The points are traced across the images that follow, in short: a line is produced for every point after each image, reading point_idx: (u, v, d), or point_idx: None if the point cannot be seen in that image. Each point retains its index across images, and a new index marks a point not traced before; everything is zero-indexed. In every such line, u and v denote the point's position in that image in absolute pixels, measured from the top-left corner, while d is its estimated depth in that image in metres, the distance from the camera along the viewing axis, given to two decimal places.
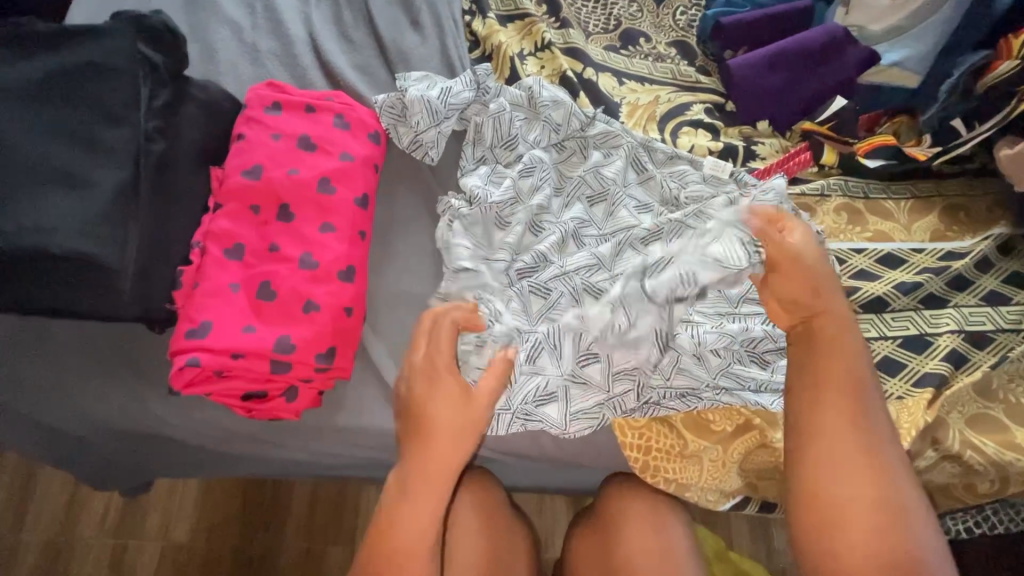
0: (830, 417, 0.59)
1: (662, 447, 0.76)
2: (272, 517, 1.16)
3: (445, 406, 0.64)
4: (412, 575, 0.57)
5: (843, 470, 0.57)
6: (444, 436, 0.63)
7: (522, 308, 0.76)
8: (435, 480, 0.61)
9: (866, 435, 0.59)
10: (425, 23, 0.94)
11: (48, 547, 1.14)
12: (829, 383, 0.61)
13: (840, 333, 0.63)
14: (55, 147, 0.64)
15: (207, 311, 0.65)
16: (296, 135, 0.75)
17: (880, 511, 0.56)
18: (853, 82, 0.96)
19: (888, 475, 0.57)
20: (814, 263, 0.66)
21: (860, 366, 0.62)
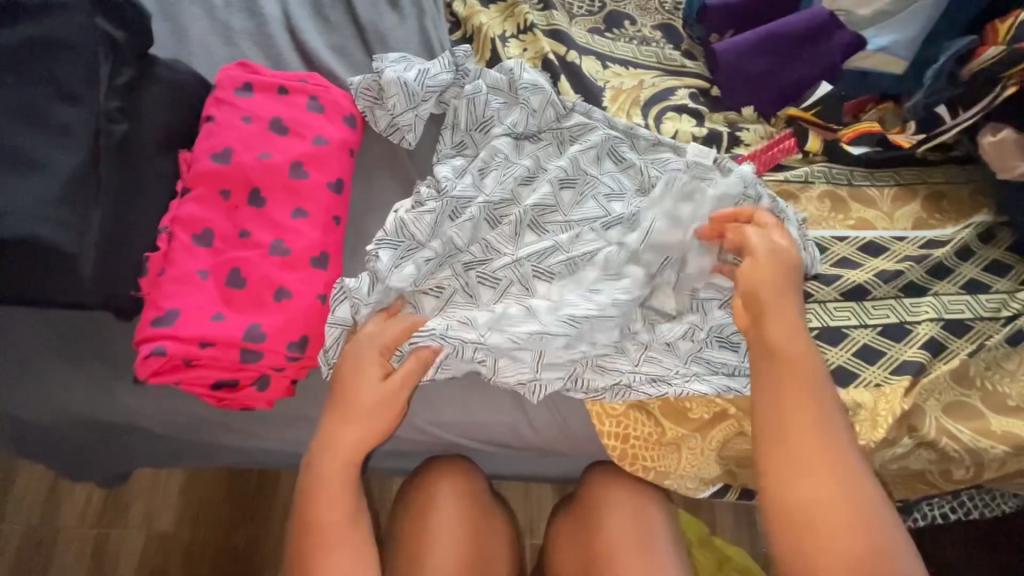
0: (786, 416, 0.62)
1: (640, 435, 0.76)
2: (257, 505, 1.15)
3: (363, 392, 0.67)
4: (333, 542, 0.64)
5: (801, 468, 0.60)
6: (353, 425, 0.67)
7: (468, 296, 0.75)
8: (342, 460, 0.66)
9: (825, 434, 0.61)
10: (405, 3, 0.91)
11: (29, 537, 1.12)
12: (785, 383, 0.64)
13: (788, 328, 0.67)
14: (7, 127, 0.61)
15: (175, 299, 0.63)
16: (268, 118, 0.73)
17: (839, 505, 0.58)
18: (839, 68, 0.94)
19: (849, 473, 0.60)
20: (779, 262, 0.70)
21: (812, 362, 0.65)
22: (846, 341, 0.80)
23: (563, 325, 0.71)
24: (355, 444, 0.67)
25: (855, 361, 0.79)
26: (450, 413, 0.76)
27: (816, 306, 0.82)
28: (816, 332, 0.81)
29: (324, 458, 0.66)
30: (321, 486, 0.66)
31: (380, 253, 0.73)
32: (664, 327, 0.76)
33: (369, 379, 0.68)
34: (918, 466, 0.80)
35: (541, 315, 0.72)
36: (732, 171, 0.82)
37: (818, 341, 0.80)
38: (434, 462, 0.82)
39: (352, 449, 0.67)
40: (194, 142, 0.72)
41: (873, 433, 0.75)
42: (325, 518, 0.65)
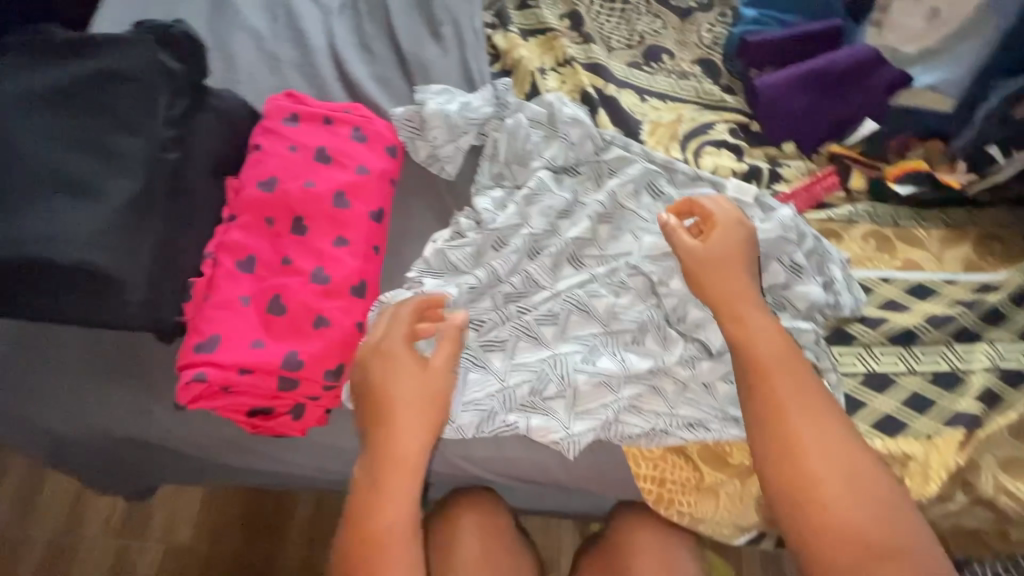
0: (779, 401, 0.61)
1: (677, 480, 0.73)
2: (275, 522, 1.14)
3: (403, 385, 0.64)
4: (393, 558, 0.58)
5: (802, 457, 0.58)
6: (407, 424, 0.63)
7: (533, 339, 0.74)
8: (397, 467, 0.62)
9: (813, 417, 0.60)
10: (447, 36, 0.93)
11: (53, 544, 1.13)
12: (768, 373, 0.62)
13: (749, 317, 0.66)
14: (67, 154, 0.62)
15: (216, 324, 0.64)
16: (313, 147, 0.74)
17: (848, 487, 0.57)
18: (884, 105, 0.93)
19: (846, 453, 0.58)
20: (734, 252, 0.70)
21: (778, 347, 0.64)
22: (894, 389, 0.77)
23: (592, 379, 0.72)
24: (413, 448, 0.63)
25: (904, 411, 0.76)
26: (481, 449, 0.74)
27: (861, 350, 0.79)
28: (861, 378, 0.78)
29: (382, 467, 0.62)
30: (377, 496, 0.61)
31: (423, 281, 0.76)
32: (705, 366, 0.73)
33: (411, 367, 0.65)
34: (972, 524, 0.76)
35: (552, 342, 0.74)
36: (773, 208, 0.82)
37: (863, 388, 0.77)
38: (458, 493, 0.81)
39: (413, 453, 0.62)
40: (242, 170, 0.74)
41: (925, 488, 0.72)
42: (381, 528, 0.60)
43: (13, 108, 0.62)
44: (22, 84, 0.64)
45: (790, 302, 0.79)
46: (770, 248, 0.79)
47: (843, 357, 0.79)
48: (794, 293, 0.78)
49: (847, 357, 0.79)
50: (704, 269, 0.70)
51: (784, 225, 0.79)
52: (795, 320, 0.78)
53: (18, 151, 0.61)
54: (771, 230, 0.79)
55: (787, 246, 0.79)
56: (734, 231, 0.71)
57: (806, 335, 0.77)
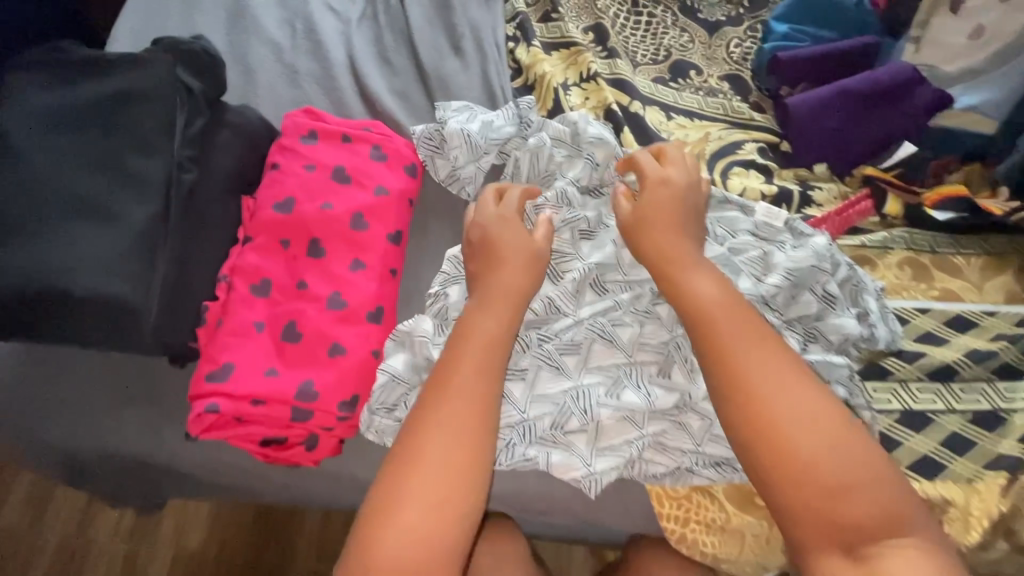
0: (733, 354, 0.57)
1: (703, 520, 0.70)
2: (282, 533, 1.13)
3: (512, 242, 0.69)
4: (433, 441, 0.57)
5: (766, 411, 0.54)
6: (510, 275, 0.67)
7: (554, 369, 0.71)
8: (475, 341, 0.62)
9: (768, 364, 0.56)
10: (468, 50, 0.91)
11: (62, 549, 1.12)
12: (717, 329, 0.58)
13: (690, 273, 0.63)
14: (82, 177, 0.60)
15: (230, 352, 0.62)
16: (331, 167, 0.72)
17: (810, 437, 0.53)
18: (921, 127, 0.89)
19: (805, 395, 0.55)
20: (676, 206, 0.68)
21: (722, 295, 0.61)
22: (932, 428, 0.73)
23: (616, 414, 0.69)
24: (513, 297, 0.66)
25: (943, 452, 0.72)
26: (499, 482, 0.71)
27: (897, 386, 0.76)
28: (896, 415, 0.74)
29: (461, 339, 0.63)
30: (453, 368, 0.61)
31: (448, 293, 0.72)
32: None
33: (484, 332, 0.63)
34: (1013, 571, 0.72)
35: (574, 372, 0.72)
36: (805, 234, 0.80)
37: (899, 426, 0.74)
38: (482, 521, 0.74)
39: (496, 331, 0.63)
40: (258, 189, 0.72)
41: (966, 536, 0.69)
42: (434, 517, 0.54)
43: (29, 129, 0.61)
44: (38, 103, 0.62)
45: (823, 334, 0.75)
46: (804, 276, 0.76)
47: (878, 393, 0.75)
48: (827, 325, 0.75)
49: (882, 393, 0.75)
50: (648, 226, 0.67)
51: (818, 253, 0.77)
52: (826, 353, 0.75)
53: (32, 173, 0.59)
54: (804, 259, 0.76)
55: (820, 276, 0.76)
56: (673, 178, 0.69)
57: (840, 372, 0.73)
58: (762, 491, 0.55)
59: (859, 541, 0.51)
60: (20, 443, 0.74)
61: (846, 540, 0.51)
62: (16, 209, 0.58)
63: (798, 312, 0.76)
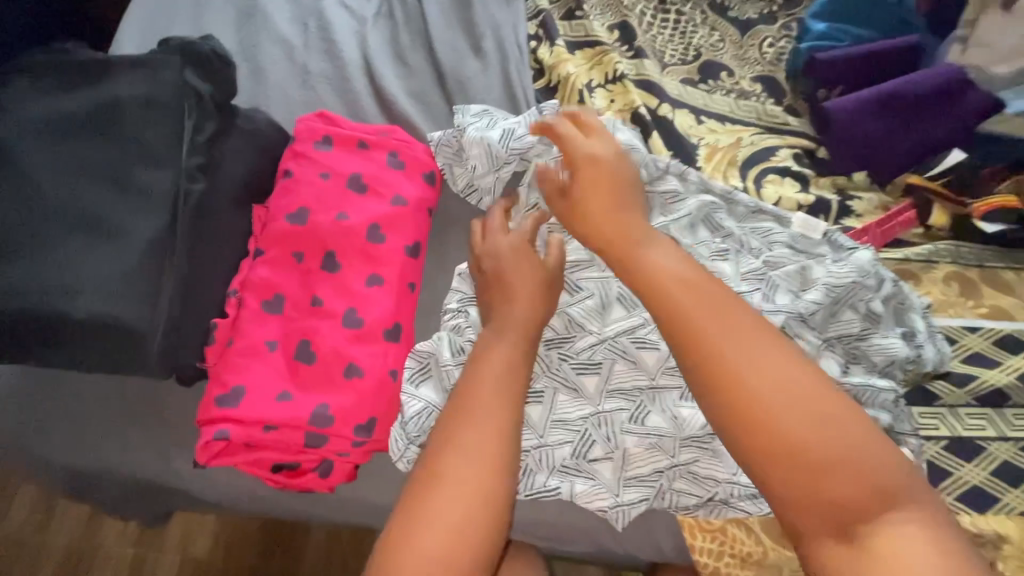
0: (694, 327, 0.51)
1: (739, 554, 0.66)
2: (290, 542, 1.09)
3: (521, 276, 0.66)
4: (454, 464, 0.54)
5: (734, 384, 0.49)
6: (519, 307, 0.64)
7: (573, 391, 0.68)
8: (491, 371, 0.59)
9: (733, 333, 0.50)
10: (488, 49, 0.87)
11: (66, 555, 1.10)
12: (672, 301, 0.53)
13: (639, 246, 0.59)
14: (85, 189, 0.57)
15: (241, 374, 0.59)
16: (346, 175, 0.69)
17: (788, 414, 0.47)
18: (968, 133, 0.84)
19: (774, 361, 0.49)
20: (616, 179, 0.64)
21: (673, 266, 0.56)
22: (984, 457, 0.69)
23: (643, 441, 0.65)
24: (524, 328, 0.63)
25: (994, 483, 0.68)
26: (522, 511, 0.67)
27: (944, 411, 0.71)
28: (944, 443, 0.70)
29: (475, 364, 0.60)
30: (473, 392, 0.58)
31: (467, 311, 0.70)
32: None
33: (502, 355, 0.60)
34: None
35: (595, 396, 0.68)
36: (846, 248, 0.75)
37: (948, 455, 0.69)
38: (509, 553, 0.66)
39: (511, 359, 0.60)
40: (270, 199, 0.68)
41: None
42: (450, 556, 0.50)
43: (30, 138, 0.57)
44: (38, 110, 0.59)
45: (865, 355, 0.71)
46: (846, 293, 0.71)
47: (924, 419, 0.71)
48: (869, 345, 0.70)
49: (928, 419, 0.71)
50: (587, 205, 0.63)
51: (862, 269, 0.71)
52: (868, 374, 0.70)
53: (33, 186, 0.56)
54: (846, 274, 0.71)
55: (863, 292, 0.71)
56: (602, 150, 0.65)
57: (886, 397, 0.68)
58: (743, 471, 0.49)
59: (855, 521, 0.46)
60: (22, 462, 0.71)
61: (839, 520, 0.46)
62: (17, 225, 0.54)
63: (836, 331, 0.71)
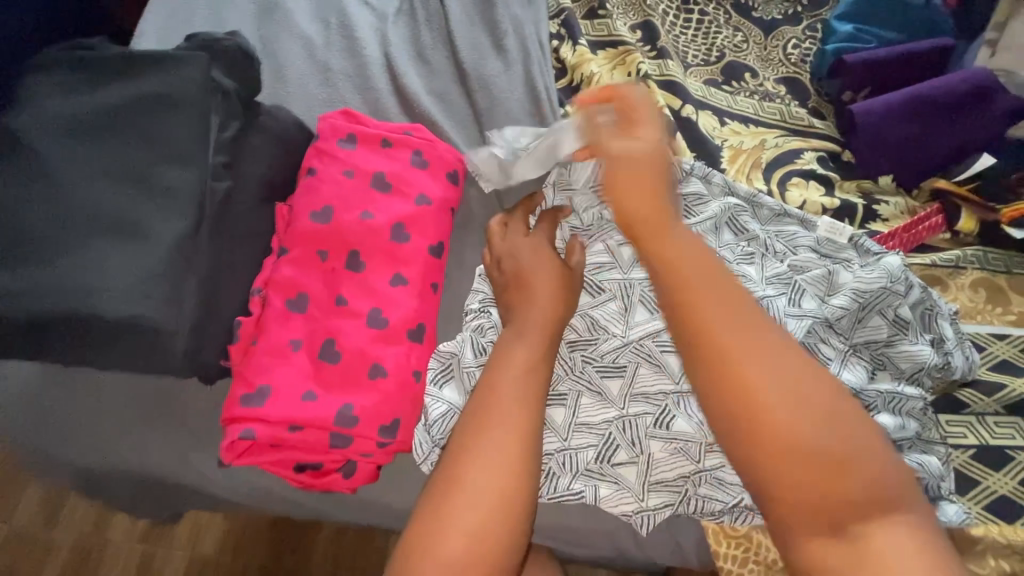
0: (702, 313, 0.46)
1: (763, 560, 0.64)
2: (299, 541, 1.09)
3: (539, 277, 0.65)
4: (468, 475, 0.52)
5: (737, 373, 0.44)
6: (540, 306, 0.63)
7: (598, 395, 0.67)
8: (513, 374, 0.57)
9: (742, 323, 0.46)
10: (510, 47, 0.86)
11: (75, 551, 1.09)
12: (684, 287, 0.48)
13: (661, 222, 0.52)
14: (111, 186, 0.57)
15: (265, 374, 0.58)
16: (370, 174, 0.68)
17: (804, 412, 0.43)
18: (998, 136, 0.83)
19: (780, 355, 0.45)
20: (658, 149, 0.56)
21: (694, 253, 0.50)
22: (1012, 466, 0.68)
23: (668, 446, 0.64)
24: (545, 333, 0.61)
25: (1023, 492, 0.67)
26: (543, 515, 0.66)
27: (972, 419, 0.71)
28: (972, 451, 0.69)
29: (498, 363, 0.59)
30: (491, 395, 0.56)
31: (490, 312, 0.69)
32: None
33: (525, 356, 0.59)
34: None
35: (618, 400, 0.67)
36: (872, 253, 0.74)
37: (975, 464, 0.68)
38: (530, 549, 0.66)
39: (533, 360, 0.59)
40: (293, 196, 0.67)
41: None
42: (469, 566, 0.49)
43: (57, 135, 0.57)
44: (66, 107, 0.58)
45: (893, 362, 0.70)
46: (876, 299, 0.70)
47: (951, 427, 0.70)
48: (898, 352, 0.69)
49: (956, 426, 0.70)
50: (621, 175, 0.54)
51: (891, 271, 0.70)
52: (896, 382, 0.69)
53: (60, 183, 0.55)
54: (877, 279, 0.69)
55: (895, 299, 0.70)
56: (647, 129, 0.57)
57: (913, 405, 0.68)
58: (736, 465, 0.45)
59: (844, 530, 0.43)
60: (41, 460, 0.70)
61: (828, 525, 0.43)
62: (44, 222, 0.54)
63: (863, 338, 0.70)
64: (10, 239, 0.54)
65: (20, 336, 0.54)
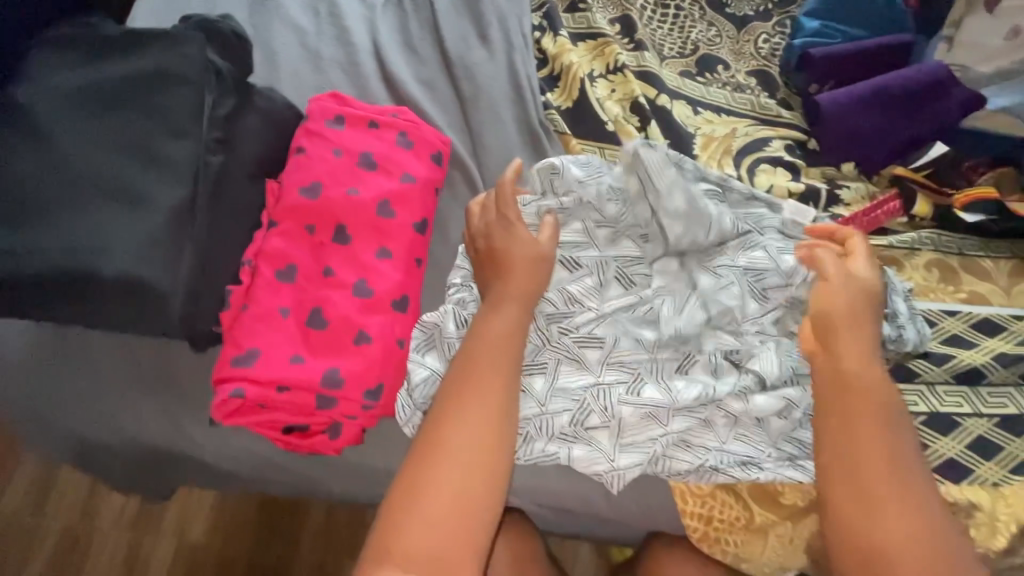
0: (865, 451, 0.55)
1: (725, 519, 0.69)
2: (288, 525, 1.10)
3: (516, 247, 0.68)
4: (454, 441, 0.55)
5: (875, 510, 0.53)
6: (517, 274, 0.67)
7: (575, 363, 0.71)
8: (492, 344, 0.61)
9: (899, 478, 0.54)
10: (494, 37, 0.89)
11: (64, 537, 1.10)
12: (860, 427, 0.56)
13: (866, 371, 0.59)
14: (111, 157, 0.60)
15: (255, 338, 0.62)
16: (358, 153, 0.71)
17: (927, 548, 0.52)
18: (952, 127, 0.88)
19: (921, 512, 0.53)
20: (863, 302, 0.62)
21: (896, 410, 0.57)
22: (959, 432, 0.73)
23: (638, 411, 0.68)
24: (518, 308, 0.65)
25: (969, 455, 0.72)
26: (521, 476, 0.70)
27: (923, 388, 0.75)
28: (923, 418, 0.73)
29: (475, 332, 0.63)
30: (473, 366, 0.60)
31: (470, 287, 0.72)
32: (759, 400, 0.69)
33: (501, 324, 0.63)
34: None
35: (595, 367, 0.71)
36: None
37: (926, 429, 0.73)
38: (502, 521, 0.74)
39: (508, 331, 0.63)
40: (283, 173, 0.70)
41: (992, 541, 0.68)
42: (454, 543, 0.52)
43: (59, 109, 0.60)
44: (67, 82, 0.61)
45: None
46: None
47: (904, 395, 0.74)
48: None
49: (909, 395, 0.74)
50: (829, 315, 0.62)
51: None
52: None
53: (63, 153, 0.58)
54: None
55: None
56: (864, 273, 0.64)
57: None
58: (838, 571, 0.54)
59: None
60: (37, 428, 0.73)
61: None
62: (48, 190, 0.57)
63: None
64: (14, 204, 0.57)
65: (22, 294, 0.57)
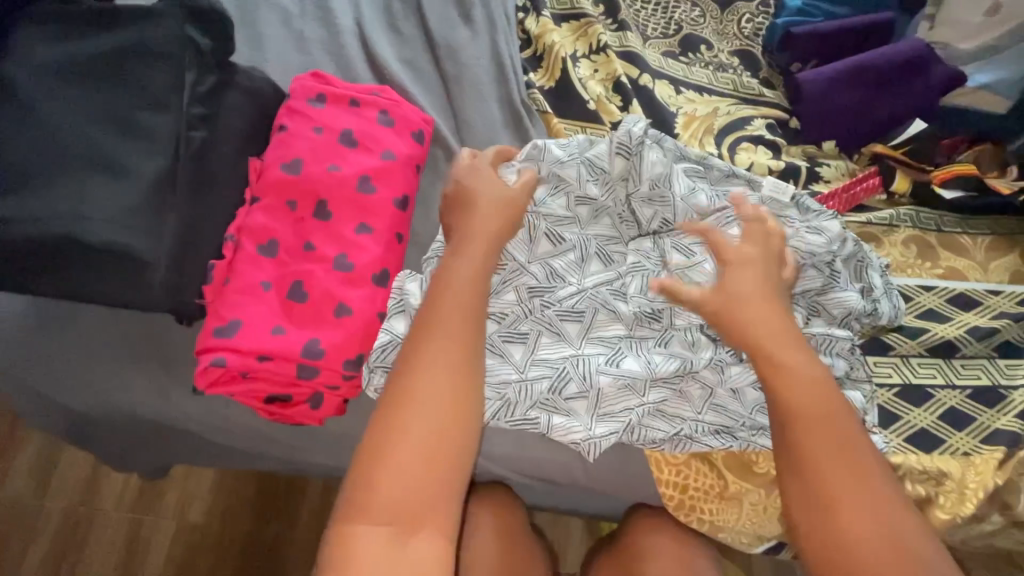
0: (808, 448, 0.54)
1: (700, 487, 0.72)
2: (284, 506, 1.12)
3: (484, 192, 0.69)
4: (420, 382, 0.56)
5: (833, 505, 0.52)
6: (481, 214, 0.68)
7: (556, 335, 0.72)
8: (457, 290, 0.62)
9: (850, 471, 0.53)
10: (477, 18, 0.90)
11: (66, 519, 1.12)
12: (800, 428, 0.55)
13: (800, 367, 0.57)
14: (94, 130, 0.61)
15: (238, 309, 0.63)
16: (339, 130, 0.72)
17: (893, 540, 0.50)
18: (932, 106, 0.89)
19: (881, 502, 0.52)
20: (762, 296, 0.63)
21: (836, 405, 0.55)
22: (931, 403, 0.74)
23: (616, 381, 0.69)
24: (482, 259, 0.65)
25: (941, 425, 0.73)
26: (501, 445, 0.72)
27: (897, 361, 0.77)
28: (897, 390, 0.75)
29: (440, 273, 0.64)
30: (436, 316, 0.60)
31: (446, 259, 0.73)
32: (734, 370, 0.70)
33: (467, 269, 0.64)
34: (1005, 542, 0.75)
35: (575, 340, 0.72)
36: (812, 210, 0.76)
37: (899, 401, 0.74)
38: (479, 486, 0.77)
39: (473, 276, 0.63)
40: (266, 150, 0.71)
41: (961, 507, 0.70)
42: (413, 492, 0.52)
43: (42, 83, 0.61)
44: (49, 57, 0.62)
45: (826, 308, 0.74)
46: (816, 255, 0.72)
47: (879, 367, 0.76)
48: (830, 299, 0.73)
49: (883, 368, 0.76)
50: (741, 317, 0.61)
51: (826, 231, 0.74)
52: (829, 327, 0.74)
53: (46, 126, 0.60)
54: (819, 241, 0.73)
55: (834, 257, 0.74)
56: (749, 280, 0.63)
57: (842, 345, 0.73)
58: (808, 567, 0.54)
59: None
60: (31, 402, 0.75)
61: None
62: (32, 161, 0.59)
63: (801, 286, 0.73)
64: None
65: (8, 262, 0.58)
